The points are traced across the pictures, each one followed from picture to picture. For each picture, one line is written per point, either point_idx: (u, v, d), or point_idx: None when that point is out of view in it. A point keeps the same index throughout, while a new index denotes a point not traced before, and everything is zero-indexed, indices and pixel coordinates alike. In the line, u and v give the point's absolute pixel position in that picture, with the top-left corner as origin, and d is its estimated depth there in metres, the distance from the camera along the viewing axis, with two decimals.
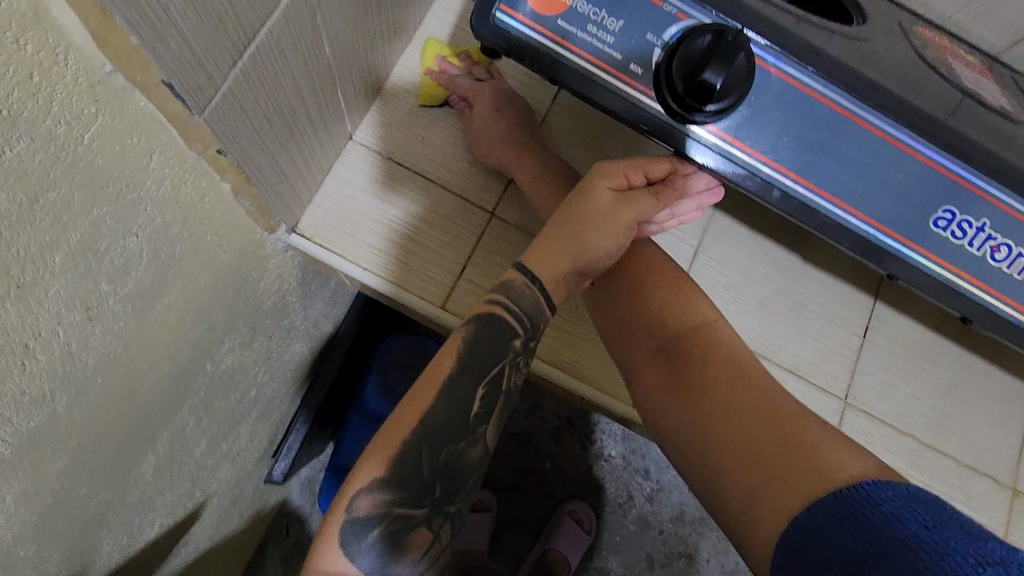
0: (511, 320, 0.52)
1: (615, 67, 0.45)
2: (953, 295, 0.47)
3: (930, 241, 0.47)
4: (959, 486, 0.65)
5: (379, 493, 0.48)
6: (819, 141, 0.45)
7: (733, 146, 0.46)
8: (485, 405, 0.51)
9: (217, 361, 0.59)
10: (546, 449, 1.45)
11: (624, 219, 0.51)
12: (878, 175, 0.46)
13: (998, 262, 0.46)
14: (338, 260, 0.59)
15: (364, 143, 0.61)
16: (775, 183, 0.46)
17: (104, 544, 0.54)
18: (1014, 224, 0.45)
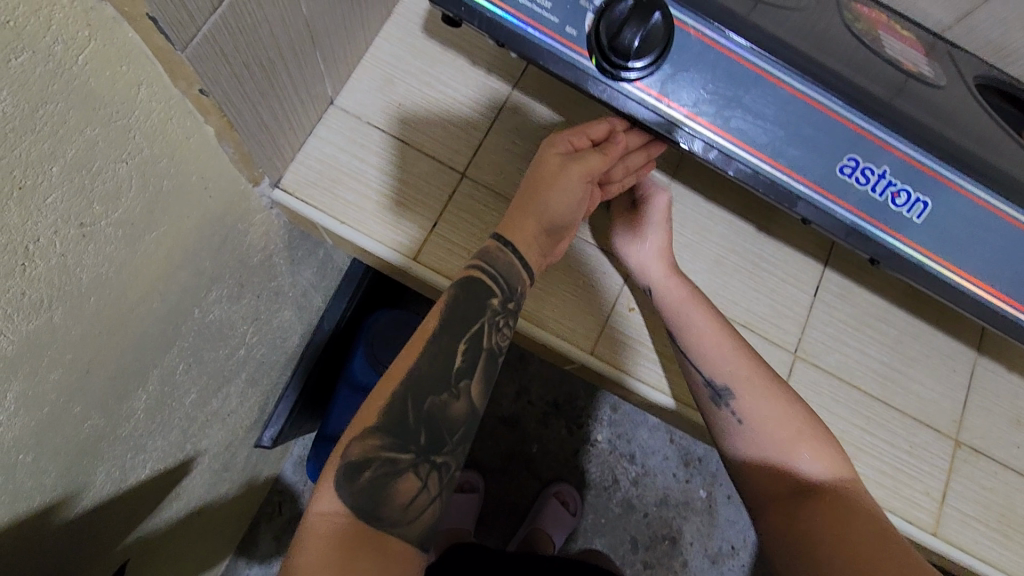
0: (483, 275, 0.56)
1: (552, 30, 0.49)
2: (860, 238, 0.51)
3: (842, 191, 0.50)
4: (904, 435, 0.68)
5: (367, 438, 0.51)
6: (735, 96, 0.49)
7: (660, 101, 0.49)
8: (466, 360, 0.54)
9: (206, 309, 0.64)
10: (532, 430, 1.49)
11: (579, 175, 0.55)
12: (792, 129, 0.49)
13: (898, 207, 0.50)
14: (318, 214, 0.64)
15: (344, 106, 0.66)
16: (696, 135, 0.50)
17: (98, 472, 0.58)
18: (915, 172, 0.49)
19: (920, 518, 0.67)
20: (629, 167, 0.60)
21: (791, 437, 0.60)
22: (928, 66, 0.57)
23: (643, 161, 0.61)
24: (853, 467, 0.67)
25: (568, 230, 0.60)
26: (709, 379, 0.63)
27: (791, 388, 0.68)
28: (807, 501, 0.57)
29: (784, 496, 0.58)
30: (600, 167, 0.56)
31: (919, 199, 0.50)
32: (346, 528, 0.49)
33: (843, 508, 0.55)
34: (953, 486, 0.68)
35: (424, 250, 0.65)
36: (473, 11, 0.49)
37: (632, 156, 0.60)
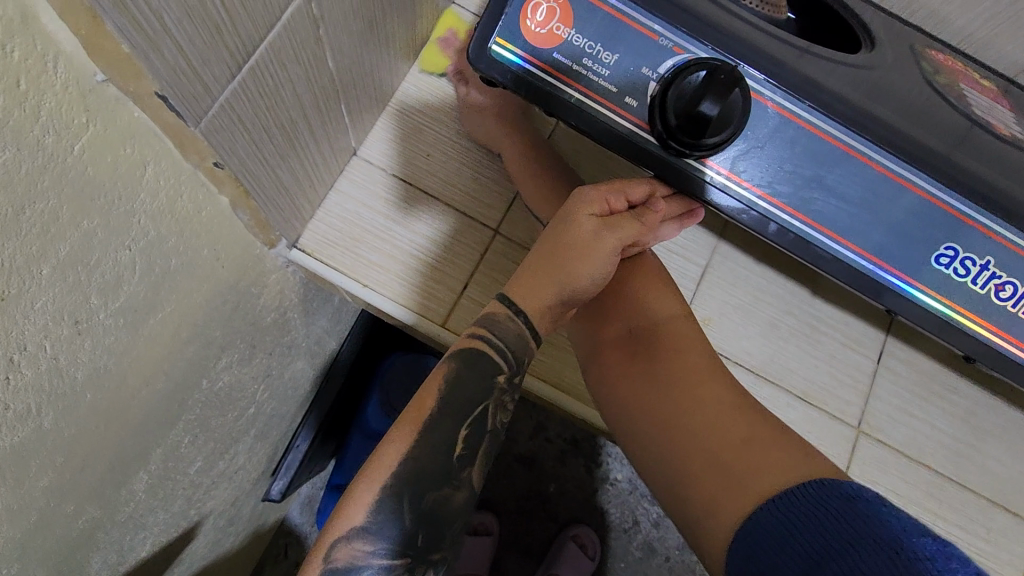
0: (497, 355, 0.52)
1: (609, 99, 0.44)
2: (956, 334, 0.45)
3: (933, 279, 0.45)
4: (978, 519, 0.62)
5: (356, 542, 0.47)
6: (816, 176, 0.44)
7: (729, 180, 0.45)
8: (469, 447, 0.50)
9: (215, 377, 0.58)
10: (550, 471, 1.42)
11: (614, 243, 0.51)
12: (881, 213, 0.44)
13: (1000, 300, 0.45)
14: (338, 276, 0.58)
15: (368, 158, 0.61)
16: (771, 217, 0.45)
17: (92, 564, 0.52)
18: (1022, 263, 0.44)
19: None
20: (660, 235, 0.55)
21: (635, 280, 0.57)
22: (1016, 125, 0.50)
23: (673, 232, 0.55)
24: None
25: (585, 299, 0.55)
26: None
27: (855, 467, 0.61)
28: (648, 358, 0.53)
29: (619, 345, 0.55)
30: (635, 238, 0.52)
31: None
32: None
33: (688, 362, 0.53)
34: None
35: (453, 314, 0.60)
36: (520, 79, 0.45)
37: (664, 226, 0.54)
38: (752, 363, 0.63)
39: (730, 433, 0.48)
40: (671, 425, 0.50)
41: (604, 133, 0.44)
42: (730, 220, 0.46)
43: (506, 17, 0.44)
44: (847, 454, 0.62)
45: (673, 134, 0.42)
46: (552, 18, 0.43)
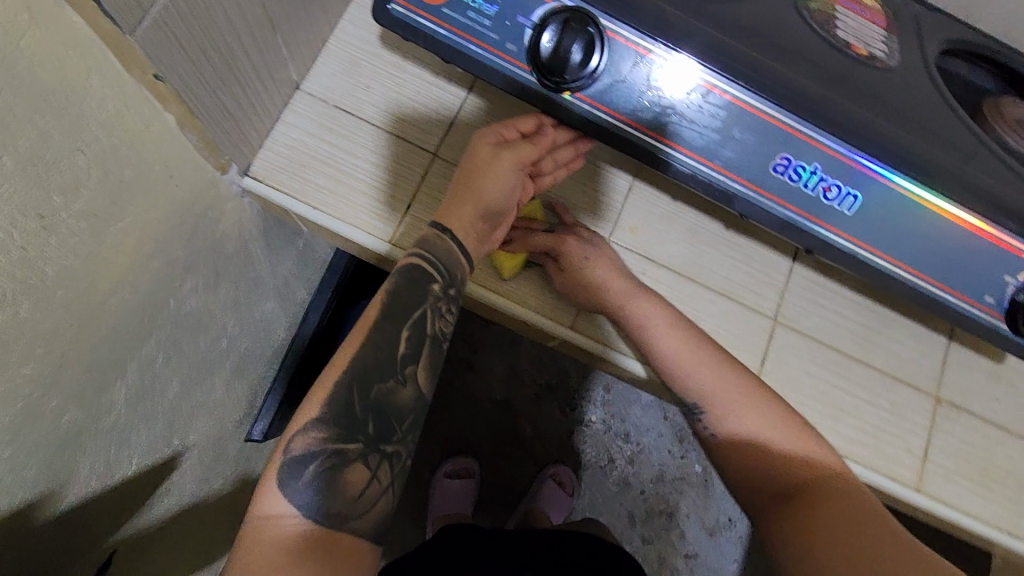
0: (429, 269, 0.55)
1: (494, 46, 0.51)
2: (795, 232, 0.54)
3: (776, 186, 0.52)
4: (882, 394, 0.69)
5: (311, 431, 0.50)
6: (674, 103, 0.51)
7: (598, 110, 0.52)
8: (412, 345, 0.54)
9: (182, 300, 0.63)
10: (526, 413, 1.49)
11: (510, 163, 0.57)
12: (724, 131, 0.51)
13: (830, 201, 0.52)
14: (287, 200, 0.63)
15: (310, 92, 0.65)
16: (636, 140, 0.52)
17: (81, 468, 0.58)
18: (846, 168, 0.51)
19: (901, 475, 0.68)
20: (558, 161, 0.61)
21: (778, 438, 0.57)
22: (883, 42, 0.56)
23: (572, 156, 0.61)
24: (833, 426, 0.68)
25: (503, 223, 0.60)
26: (684, 398, 0.61)
27: (771, 352, 0.68)
28: (801, 506, 0.54)
29: (777, 500, 0.56)
30: (530, 156, 0.57)
31: (850, 192, 0.52)
32: (291, 525, 0.48)
33: (822, 488, 0.55)
34: (931, 440, 0.69)
35: (397, 232, 0.65)
36: (417, 30, 0.51)
37: (560, 150, 0.60)
38: (675, 266, 0.69)
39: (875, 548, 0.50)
40: (827, 542, 0.51)
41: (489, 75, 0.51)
42: (605, 143, 0.53)
43: None
44: (764, 342, 0.68)
45: (545, 72, 0.50)
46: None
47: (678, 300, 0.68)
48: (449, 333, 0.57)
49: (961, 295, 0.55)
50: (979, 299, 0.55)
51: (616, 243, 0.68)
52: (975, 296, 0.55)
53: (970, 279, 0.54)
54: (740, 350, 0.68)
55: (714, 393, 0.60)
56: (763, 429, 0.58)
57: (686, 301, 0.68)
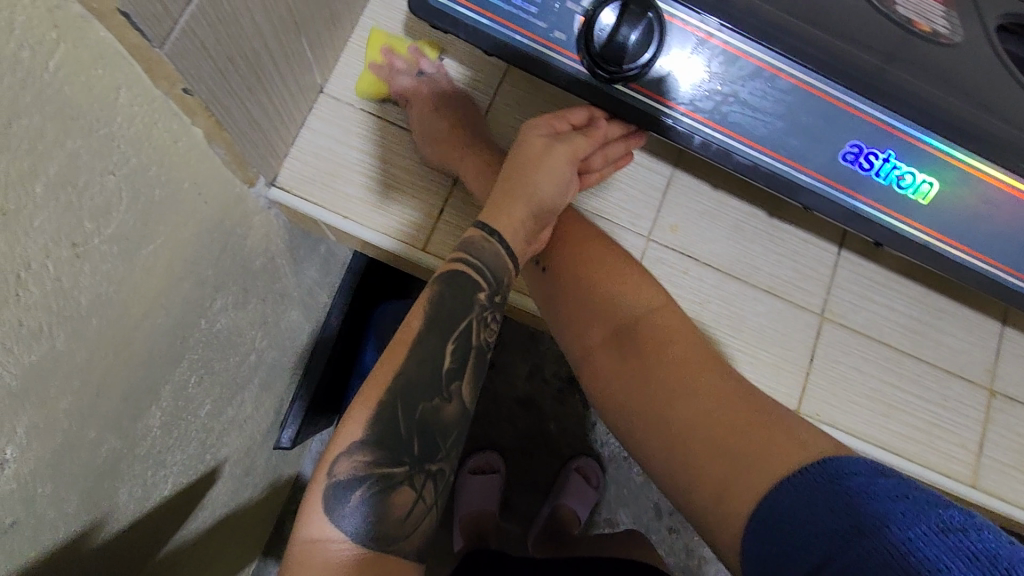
0: (478, 276, 0.54)
1: (541, 36, 0.48)
2: (864, 223, 0.52)
3: (847, 176, 0.50)
4: (935, 389, 0.67)
5: (357, 455, 0.49)
6: (733, 90, 0.48)
7: (653, 100, 0.49)
8: (456, 360, 0.53)
9: (212, 319, 0.62)
10: (550, 409, 1.48)
11: (563, 159, 0.56)
12: (791, 120, 0.49)
13: (903, 189, 0.50)
14: (316, 210, 0.61)
15: (334, 95, 0.63)
16: (695, 131, 0.50)
17: (120, 494, 0.57)
18: (920, 153, 0.49)
19: (957, 472, 0.66)
20: (608, 157, 0.60)
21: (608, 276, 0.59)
22: (945, 20, 0.53)
23: (623, 153, 0.60)
24: (885, 424, 0.65)
25: (552, 221, 0.59)
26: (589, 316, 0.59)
27: (819, 350, 0.66)
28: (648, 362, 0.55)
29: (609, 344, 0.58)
30: (584, 151, 0.56)
31: (925, 180, 0.50)
32: (338, 551, 0.47)
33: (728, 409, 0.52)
34: (987, 434, 0.66)
35: (432, 239, 0.63)
36: (458, 22, 0.49)
37: (611, 147, 0.59)
38: (717, 263, 0.66)
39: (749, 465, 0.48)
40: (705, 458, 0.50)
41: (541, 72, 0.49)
42: (660, 136, 0.51)
43: None
44: (812, 339, 0.66)
45: (598, 60, 0.47)
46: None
47: (721, 298, 0.65)
48: (493, 342, 0.56)
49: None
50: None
51: (655, 240, 0.66)
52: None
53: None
54: (788, 349, 0.65)
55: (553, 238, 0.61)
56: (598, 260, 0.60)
57: (730, 299, 0.66)
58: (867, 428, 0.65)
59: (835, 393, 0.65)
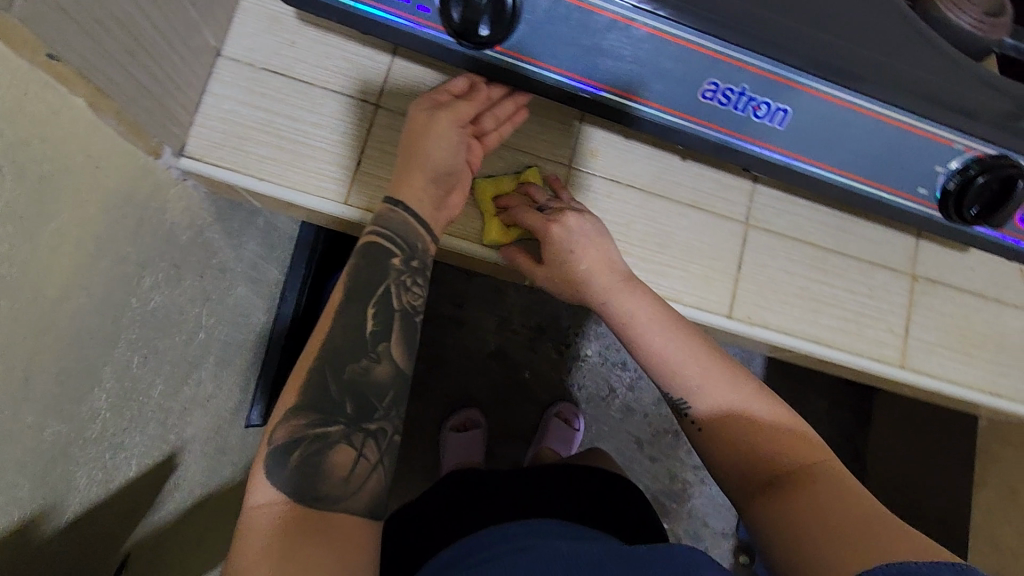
0: (382, 242, 0.56)
1: (407, 11, 0.50)
2: (730, 152, 0.56)
3: (707, 112, 0.53)
4: (861, 280, 0.70)
5: (292, 419, 0.51)
6: (590, 45, 0.50)
7: (519, 61, 0.51)
8: (379, 321, 0.55)
9: (144, 297, 0.62)
10: (522, 358, 1.49)
11: (448, 123, 0.58)
12: (650, 66, 0.50)
13: (760, 118, 0.53)
14: (230, 174, 0.60)
15: (234, 57, 0.61)
16: (561, 86, 0.52)
17: (77, 479, 0.58)
18: (772, 84, 0.50)
19: (886, 355, 0.69)
20: (500, 116, 0.61)
21: (756, 422, 0.55)
22: None
23: (513, 110, 0.61)
24: (816, 319, 0.68)
25: (456, 186, 0.61)
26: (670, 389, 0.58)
27: (746, 256, 0.68)
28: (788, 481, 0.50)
29: (761, 481, 0.52)
30: (468, 114, 0.59)
31: (780, 108, 0.51)
32: (283, 509, 0.48)
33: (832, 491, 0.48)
34: (911, 317, 0.70)
35: (351, 193, 0.62)
36: (326, 6, 0.51)
37: (500, 106, 0.61)
38: (641, 184, 0.67)
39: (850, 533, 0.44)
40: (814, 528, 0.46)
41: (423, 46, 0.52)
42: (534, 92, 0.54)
43: None
44: (739, 247, 0.68)
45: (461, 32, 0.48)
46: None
47: (647, 218, 0.67)
48: (419, 303, 0.58)
49: (893, 188, 0.56)
50: (912, 192, 0.55)
51: (578, 167, 0.67)
52: (908, 189, 0.55)
53: (901, 170, 0.54)
54: (717, 260, 0.67)
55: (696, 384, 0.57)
56: (739, 408, 0.56)
57: (654, 218, 0.67)
58: (798, 326, 0.68)
59: (764, 296, 0.68)
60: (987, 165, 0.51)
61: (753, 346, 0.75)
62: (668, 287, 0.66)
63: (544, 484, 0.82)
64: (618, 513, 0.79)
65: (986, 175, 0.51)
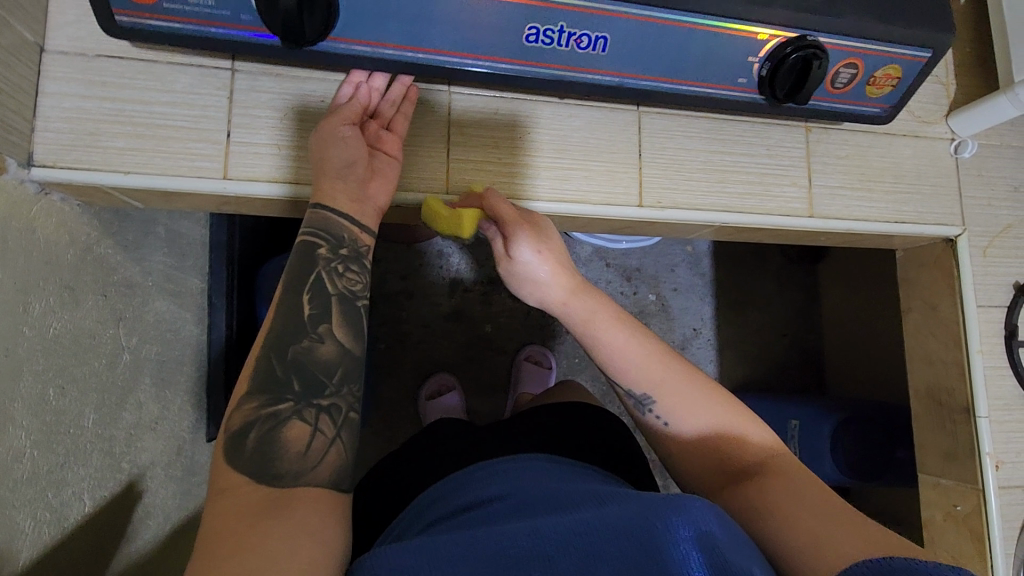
0: (314, 238, 0.57)
1: (232, 22, 0.50)
2: (568, 84, 0.58)
3: (537, 53, 0.54)
4: (758, 141, 0.71)
5: (245, 404, 0.50)
6: (414, 16, 0.51)
7: (350, 44, 0.53)
8: (317, 306, 0.55)
9: (39, 325, 0.58)
10: (480, 314, 1.38)
11: (338, 119, 0.59)
12: (470, 26, 0.52)
13: (586, 49, 0.54)
14: (90, 174, 0.57)
15: (60, 49, 0.57)
16: (396, 57, 0.54)
17: (20, 522, 0.55)
18: (586, 18, 0.51)
19: (796, 208, 0.71)
20: (391, 107, 0.62)
21: (719, 427, 0.56)
22: None
23: (403, 93, 0.62)
24: (723, 189, 0.70)
25: (369, 174, 0.60)
26: (631, 392, 0.59)
27: (644, 142, 0.68)
28: (752, 477, 0.53)
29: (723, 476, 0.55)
30: (355, 109, 0.59)
31: (600, 36, 0.53)
32: (244, 490, 0.46)
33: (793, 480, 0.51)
34: (811, 166, 0.72)
35: (231, 164, 0.59)
36: (152, 28, 0.51)
37: (391, 89, 0.62)
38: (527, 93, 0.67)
39: (834, 519, 0.46)
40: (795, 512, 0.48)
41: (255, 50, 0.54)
42: (377, 66, 0.55)
43: None
44: (635, 135, 0.68)
45: (284, 35, 0.50)
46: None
47: (541, 125, 0.66)
48: (358, 288, 0.58)
49: (717, 85, 0.58)
50: (734, 83, 0.58)
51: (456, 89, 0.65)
52: (729, 82, 0.58)
53: (722, 68, 0.56)
54: (617, 154, 0.67)
55: (659, 389, 0.58)
56: (707, 421, 0.57)
57: (547, 124, 0.66)
58: (707, 199, 0.69)
59: (669, 178, 0.69)
60: (802, 43, 0.53)
61: (679, 234, 0.77)
62: (573, 189, 0.67)
63: (528, 426, 0.76)
64: (605, 455, 0.74)
65: (799, 50, 0.53)
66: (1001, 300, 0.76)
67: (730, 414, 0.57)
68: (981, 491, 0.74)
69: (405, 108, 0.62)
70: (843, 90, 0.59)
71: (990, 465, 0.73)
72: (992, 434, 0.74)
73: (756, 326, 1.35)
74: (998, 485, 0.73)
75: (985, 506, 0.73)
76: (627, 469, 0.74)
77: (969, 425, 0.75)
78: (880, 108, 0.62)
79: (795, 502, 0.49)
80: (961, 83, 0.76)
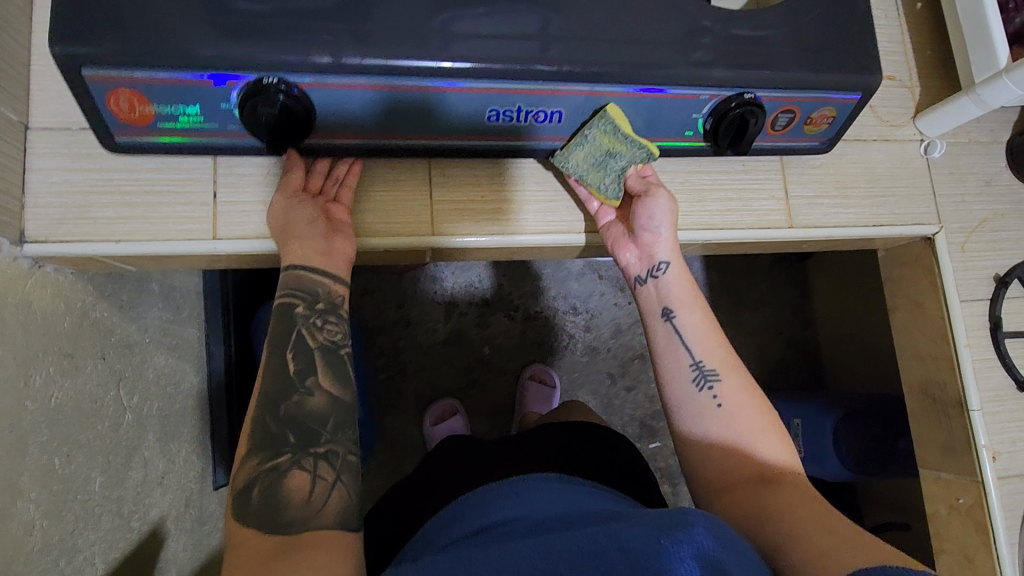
0: (290, 300, 0.58)
1: (223, 132, 0.55)
2: (531, 150, 0.63)
3: (500, 129, 0.59)
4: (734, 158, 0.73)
5: (246, 462, 0.52)
6: (384, 113, 0.55)
7: (328, 138, 0.58)
8: (301, 361, 0.56)
9: (41, 396, 0.59)
10: (477, 337, 1.38)
11: (285, 197, 0.59)
12: (437, 114, 0.56)
13: (543, 122, 0.59)
14: (82, 246, 0.58)
15: (44, 126, 0.59)
16: (371, 144, 0.59)
17: None
18: (540, 97, 0.56)
19: (776, 221, 0.73)
20: (333, 178, 0.62)
21: (759, 430, 0.59)
22: None
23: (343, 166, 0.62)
24: (703, 208, 0.71)
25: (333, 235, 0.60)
26: (699, 364, 0.61)
27: None
28: (768, 485, 0.56)
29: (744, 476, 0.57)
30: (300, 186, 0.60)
31: (556, 110, 0.58)
32: (256, 545, 0.48)
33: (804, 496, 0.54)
34: (787, 178, 0.74)
35: (219, 225, 0.61)
36: (154, 143, 0.56)
37: (334, 168, 0.62)
38: None
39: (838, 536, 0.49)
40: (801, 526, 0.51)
41: (244, 149, 0.58)
42: (355, 153, 0.60)
43: (114, 123, 0.53)
44: None
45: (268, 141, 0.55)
46: (134, 105, 0.51)
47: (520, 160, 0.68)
48: (339, 337, 0.59)
49: (664, 136, 0.63)
50: (681, 135, 0.64)
51: None
52: (678, 134, 0.63)
53: (673, 116, 0.61)
54: None
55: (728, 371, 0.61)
56: (749, 421, 0.59)
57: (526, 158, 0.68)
58: (688, 219, 0.71)
59: None
60: (744, 100, 0.58)
61: None
62: (557, 220, 0.68)
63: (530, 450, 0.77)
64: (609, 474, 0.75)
65: (740, 106, 0.58)
66: (984, 293, 0.77)
67: (774, 426, 0.60)
68: (981, 483, 0.75)
69: (347, 178, 0.62)
70: (784, 130, 0.65)
71: (987, 456, 0.74)
72: (987, 426, 0.75)
73: (752, 328, 1.36)
74: (996, 476, 0.75)
75: (987, 498, 0.74)
76: (632, 486, 0.75)
77: (963, 419, 0.76)
78: (820, 141, 0.69)
79: (803, 517, 0.51)
80: (926, 85, 0.78)
